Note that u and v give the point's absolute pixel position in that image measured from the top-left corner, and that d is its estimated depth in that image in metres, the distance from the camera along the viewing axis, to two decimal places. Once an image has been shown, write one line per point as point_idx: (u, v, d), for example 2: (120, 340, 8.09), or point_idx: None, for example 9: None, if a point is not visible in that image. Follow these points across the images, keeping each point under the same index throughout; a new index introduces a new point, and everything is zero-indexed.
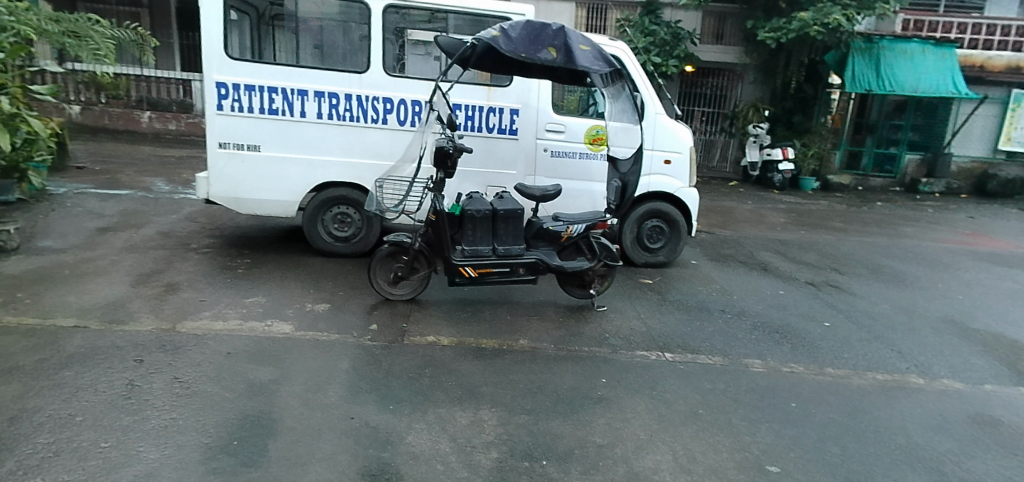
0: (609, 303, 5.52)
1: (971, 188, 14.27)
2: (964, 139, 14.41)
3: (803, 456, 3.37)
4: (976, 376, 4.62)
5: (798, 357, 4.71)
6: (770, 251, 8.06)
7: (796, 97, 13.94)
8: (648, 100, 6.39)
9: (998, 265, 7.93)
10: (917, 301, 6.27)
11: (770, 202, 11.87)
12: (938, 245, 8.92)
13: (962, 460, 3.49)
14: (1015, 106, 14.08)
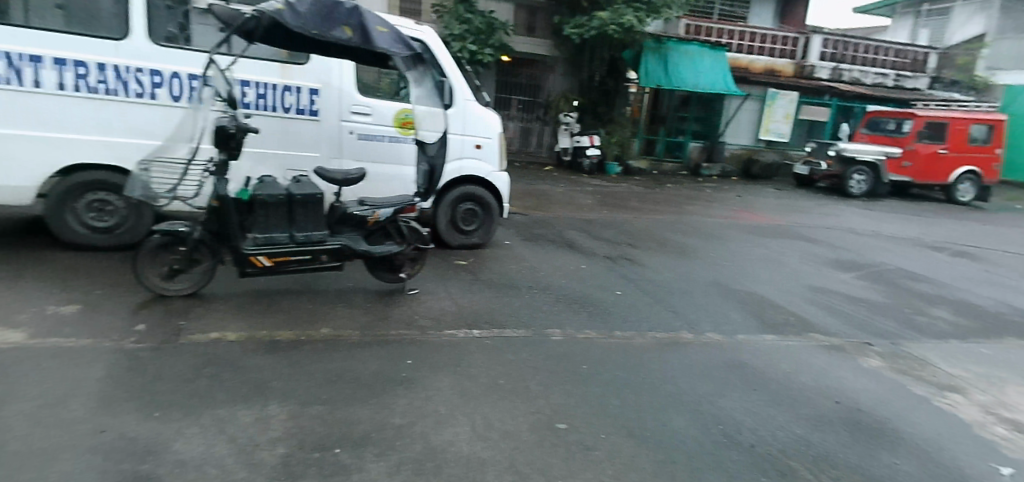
0: (421, 285, 5.50)
1: (741, 171, 16.40)
2: (735, 129, 16.81)
3: (589, 412, 3.64)
4: (732, 328, 5.34)
5: (593, 323, 5.08)
6: (576, 229, 8.57)
7: (599, 89, 14.96)
8: (457, 87, 6.40)
9: (761, 236, 9.18)
10: (696, 269, 7.06)
11: (579, 185, 12.58)
12: (713, 220, 10.10)
13: (717, 399, 4.04)
14: (771, 102, 16.62)
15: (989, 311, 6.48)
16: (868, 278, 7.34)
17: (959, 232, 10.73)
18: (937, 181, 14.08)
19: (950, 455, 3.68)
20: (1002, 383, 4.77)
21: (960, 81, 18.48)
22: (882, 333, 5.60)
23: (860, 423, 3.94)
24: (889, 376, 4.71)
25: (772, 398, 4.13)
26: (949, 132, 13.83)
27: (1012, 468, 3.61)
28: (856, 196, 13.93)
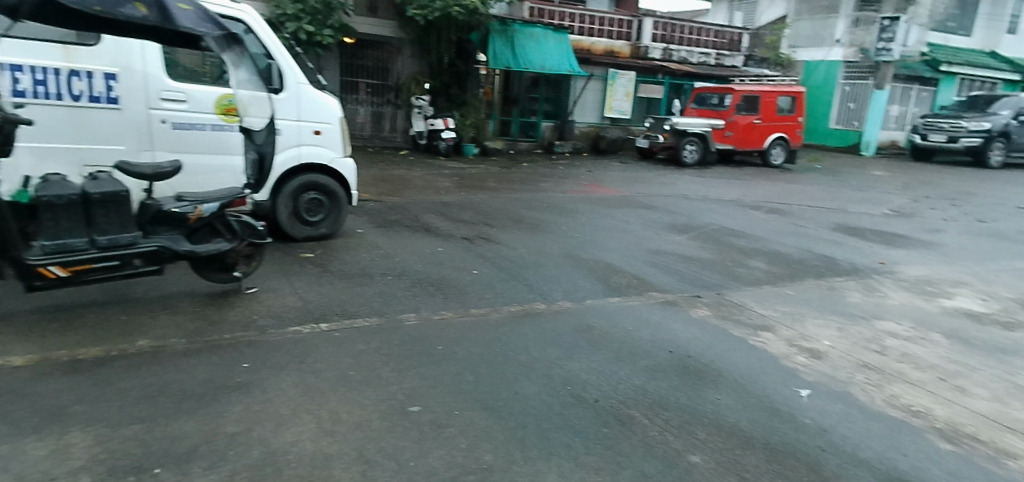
0: (260, 283, 5.15)
1: (590, 147, 17.17)
2: (582, 108, 17.52)
3: (442, 392, 3.62)
4: (583, 295, 5.56)
5: (449, 304, 5.06)
6: (431, 212, 8.47)
7: (450, 71, 14.97)
8: (289, 69, 6.00)
9: (609, 207, 9.62)
10: (549, 243, 7.25)
11: (436, 168, 12.40)
12: (565, 195, 10.42)
13: (564, 362, 4.19)
14: (612, 82, 17.53)
15: (796, 258, 7.30)
16: (699, 239, 7.97)
17: (774, 192, 11.95)
18: (754, 147, 15.58)
19: (762, 386, 4.11)
20: (803, 318, 5.42)
21: (768, 58, 20.58)
22: (709, 286, 6.13)
23: (688, 367, 4.28)
24: (713, 323, 5.16)
25: (613, 355, 4.37)
26: (761, 104, 15.37)
27: (810, 390, 4.11)
28: (689, 164, 15.12)
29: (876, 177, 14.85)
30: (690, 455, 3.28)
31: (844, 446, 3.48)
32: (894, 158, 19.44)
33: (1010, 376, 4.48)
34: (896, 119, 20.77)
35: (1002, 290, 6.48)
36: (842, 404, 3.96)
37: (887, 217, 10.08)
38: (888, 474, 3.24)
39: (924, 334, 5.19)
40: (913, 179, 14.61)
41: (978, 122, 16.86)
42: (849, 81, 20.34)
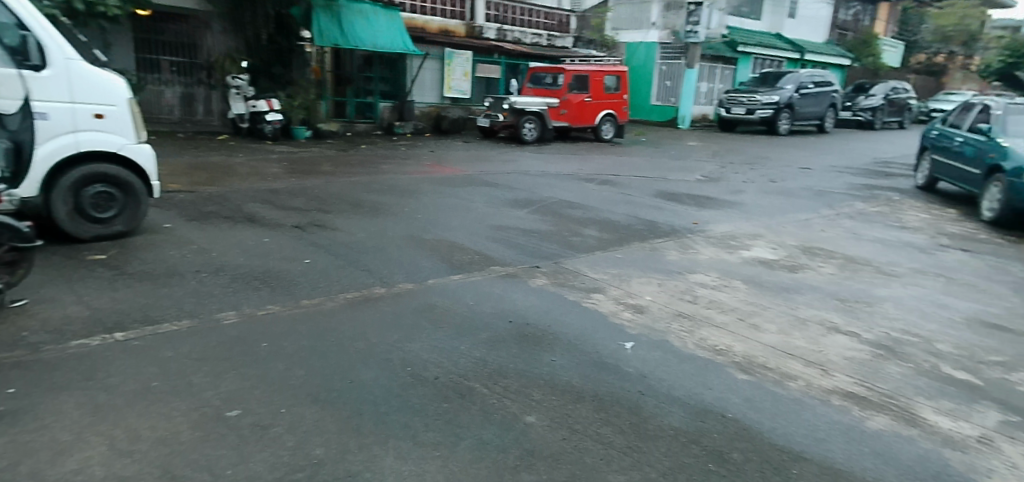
0: (35, 293, 4.45)
1: (432, 128, 16.69)
2: (420, 89, 17.23)
3: (266, 391, 3.37)
4: (424, 275, 5.45)
5: (276, 297, 4.71)
6: (256, 201, 7.84)
7: (270, 49, 14.10)
8: (51, 43, 5.10)
9: (452, 186, 9.51)
10: (389, 226, 7.01)
11: (262, 154, 11.53)
12: (406, 176, 10.14)
13: (403, 345, 4.09)
14: (450, 61, 17.38)
15: (625, 224, 7.73)
16: (537, 212, 8.15)
17: (604, 165, 12.57)
18: (586, 124, 16.16)
19: (592, 343, 4.31)
20: (629, 278, 5.76)
21: (595, 40, 21.67)
22: (546, 256, 6.30)
23: (526, 335, 4.37)
24: (551, 291, 5.31)
25: (453, 332, 4.35)
26: (591, 83, 15.96)
27: (633, 342, 4.38)
28: (529, 141, 15.40)
29: (689, 146, 16.20)
30: (526, 417, 3.35)
31: (661, 387, 3.75)
32: (705, 130, 21.15)
33: (792, 310, 5.11)
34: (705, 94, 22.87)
35: (788, 239, 7.36)
36: (661, 351, 4.27)
37: (699, 182, 11.02)
38: (698, 407, 3.55)
39: (728, 282, 5.76)
40: (720, 148, 16.15)
41: (770, 95, 19.03)
42: (666, 61, 21.83)
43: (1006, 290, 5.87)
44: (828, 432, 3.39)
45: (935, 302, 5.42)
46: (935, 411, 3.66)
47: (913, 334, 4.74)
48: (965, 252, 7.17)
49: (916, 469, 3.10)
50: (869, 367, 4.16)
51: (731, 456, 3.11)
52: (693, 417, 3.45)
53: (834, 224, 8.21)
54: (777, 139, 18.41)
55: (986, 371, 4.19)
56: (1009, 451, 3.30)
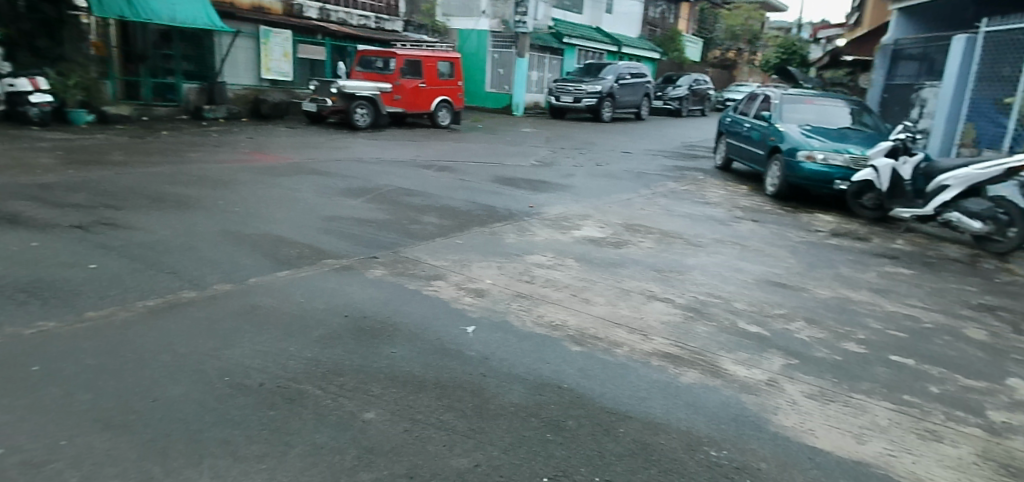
0: None
1: (249, 113, 15.38)
2: (233, 69, 15.88)
3: (39, 423, 2.84)
4: (242, 274, 4.98)
5: (50, 311, 4.03)
6: (26, 198, 6.72)
7: (33, 18, 12.35)
8: None
9: (271, 175, 8.84)
10: (198, 221, 6.35)
11: (33, 142, 9.96)
12: (222, 166, 9.28)
13: (222, 352, 3.69)
14: (265, 40, 16.28)
15: (462, 210, 7.66)
16: (372, 201, 7.82)
17: (440, 151, 12.44)
18: (422, 110, 15.87)
19: (433, 331, 4.17)
20: (469, 263, 5.70)
21: (426, 25, 21.19)
22: (384, 246, 6.05)
23: (363, 328, 4.14)
24: (389, 281, 5.08)
25: (281, 332, 4.00)
26: (423, 68, 15.63)
27: (474, 325, 4.32)
28: (362, 128, 14.82)
29: (523, 133, 16.55)
30: (364, 413, 3.15)
31: (502, 368, 3.72)
32: (538, 117, 21.73)
33: (618, 283, 5.36)
34: (538, 83, 23.29)
35: (614, 218, 7.74)
36: (501, 332, 4.25)
37: (533, 167, 11.28)
38: (535, 383, 3.57)
39: (562, 261, 5.91)
40: (552, 134, 16.70)
41: (594, 85, 19.99)
42: (498, 49, 22.08)
43: (786, 253, 6.63)
44: (651, 391, 3.57)
45: (733, 267, 5.98)
46: (734, 362, 4.00)
47: (716, 296, 5.18)
48: (755, 222, 8.02)
49: (721, 415, 3.36)
50: (682, 329, 4.47)
51: (567, 424, 3.16)
52: (532, 392, 3.46)
53: (652, 202, 8.79)
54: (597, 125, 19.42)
55: (773, 323, 4.69)
56: (791, 390, 3.70)
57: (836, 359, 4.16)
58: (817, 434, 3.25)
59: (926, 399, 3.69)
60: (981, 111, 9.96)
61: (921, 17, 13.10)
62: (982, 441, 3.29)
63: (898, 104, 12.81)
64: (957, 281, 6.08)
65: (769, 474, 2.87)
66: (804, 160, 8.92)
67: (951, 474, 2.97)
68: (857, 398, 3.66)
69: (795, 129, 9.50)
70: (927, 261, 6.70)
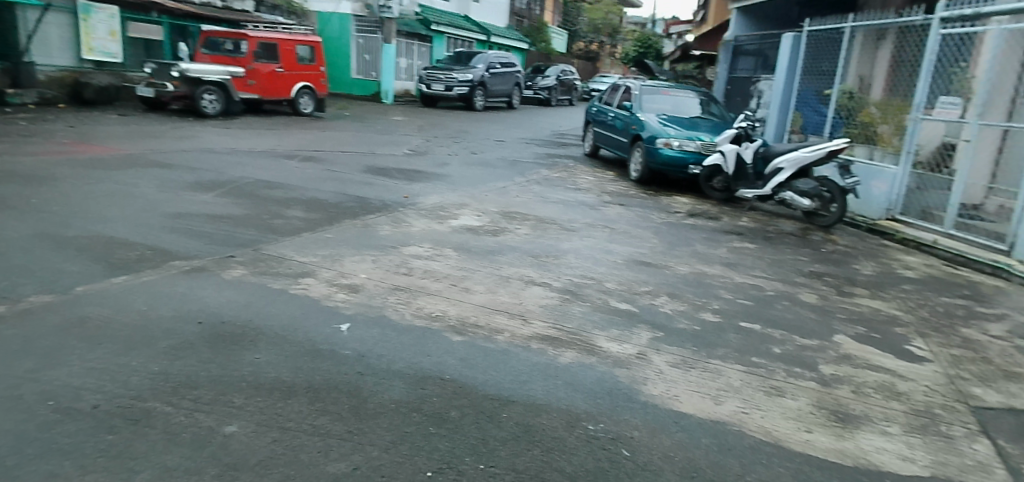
0: None
1: (69, 97, 14.06)
2: (43, 47, 14.08)
3: None
4: (65, 282, 4.37)
5: None
6: None
7: None
8: None
9: (99, 169, 7.88)
10: (7, 223, 5.50)
11: None
12: (38, 159, 8.17)
13: (44, 373, 3.17)
14: (85, 16, 14.44)
15: (330, 202, 7.25)
16: (227, 195, 7.19)
17: (303, 140, 11.80)
18: (280, 97, 15.04)
19: (303, 332, 3.85)
20: (341, 257, 5.35)
21: (281, 7, 20.40)
22: (242, 243, 5.56)
23: (222, 334, 3.74)
24: (251, 282, 4.66)
25: (120, 346, 3.51)
26: (280, 52, 14.76)
27: (349, 323, 4.04)
28: (212, 116, 13.74)
29: (395, 121, 16.10)
30: (225, 427, 2.81)
31: (379, 364, 3.49)
32: (409, 105, 21.24)
33: (497, 270, 5.27)
34: (406, 70, 22.75)
35: (490, 206, 7.66)
36: (378, 328, 4.00)
37: (406, 156, 10.97)
38: (416, 376, 3.37)
39: (440, 251, 5.72)
40: (424, 122, 16.37)
41: (464, 73, 19.75)
42: (362, 34, 21.29)
43: (651, 234, 6.86)
44: (532, 374, 3.49)
45: (603, 250, 6.09)
46: (607, 339, 4.03)
47: (589, 277, 5.23)
48: (622, 206, 8.26)
49: (597, 390, 3.35)
50: (558, 311, 4.46)
51: (449, 415, 3.00)
52: (412, 386, 3.26)
53: (527, 190, 8.80)
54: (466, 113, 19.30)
55: (640, 299, 4.81)
56: (658, 361, 3.77)
57: (694, 328, 4.32)
58: (681, 399, 3.34)
59: (771, 360, 3.93)
60: (807, 101, 9.78)
61: (756, 17, 13.67)
62: (818, 394, 3.56)
63: (739, 96, 13.08)
64: (794, 252, 6.58)
65: (641, 442, 2.91)
66: (662, 146, 9.33)
67: (793, 426, 3.20)
68: (715, 363, 3.81)
69: (653, 118, 9.90)
70: (767, 236, 7.20)
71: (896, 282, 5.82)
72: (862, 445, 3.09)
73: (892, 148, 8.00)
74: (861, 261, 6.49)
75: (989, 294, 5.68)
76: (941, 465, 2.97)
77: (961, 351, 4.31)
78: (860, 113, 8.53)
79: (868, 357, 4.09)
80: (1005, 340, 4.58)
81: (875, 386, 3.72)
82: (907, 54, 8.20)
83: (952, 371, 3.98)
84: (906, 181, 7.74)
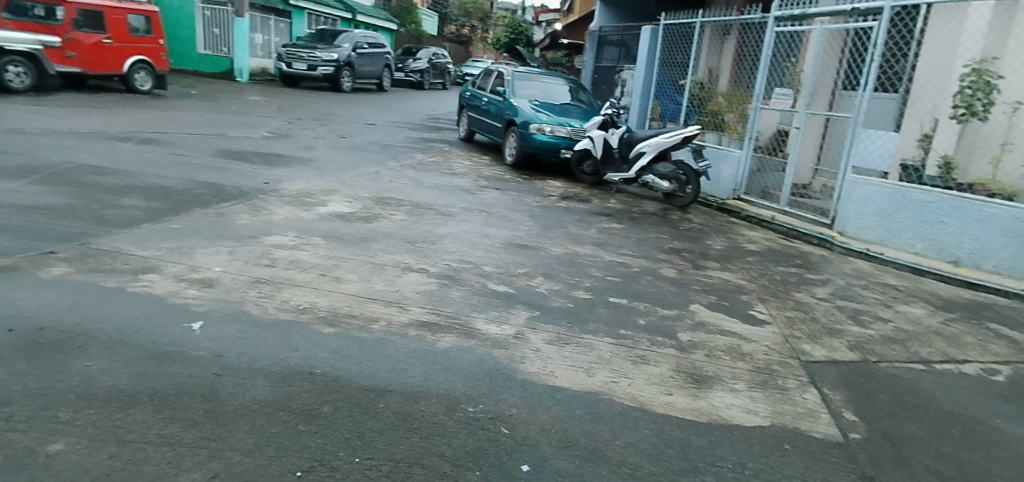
0: None
1: None
2: None
3: None
4: None
5: None
6: None
7: None
8: None
9: None
10: None
11: None
12: None
13: None
14: None
15: (177, 191, 6.72)
16: (49, 183, 6.47)
17: (141, 121, 10.84)
18: (110, 72, 13.73)
19: (146, 333, 3.52)
20: (191, 250, 4.97)
21: None
22: (64, 239, 5.00)
23: (41, 343, 3.30)
24: (77, 280, 4.18)
25: None
26: (107, 21, 13.39)
27: (201, 321, 3.74)
28: (18, 90, 12.29)
29: (252, 102, 15.18)
30: (49, 446, 2.52)
31: (238, 363, 3.28)
32: (268, 84, 20.06)
33: (371, 258, 5.16)
34: (262, 47, 21.53)
35: (362, 191, 7.49)
36: (236, 324, 3.74)
37: (266, 139, 10.41)
38: (282, 374, 3.22)
39: (307, 240, 5.49)
40: (286, 103, 15.56)
41: (329, 53, 18.89)
42: (208, 6, 19.92)
43: (526, 217, 7.02)
44: (409, 361, 3.47)
45: (479, 234, 6.16)
46: (486, 321, 4.10)
47: (467, 261, 5.29)
48: (497, 190, 8.36)
49: (475, 372, 3.41)
50: (436, 296, 4.46)
51: (322, 411, 2.92)
52: (277, 384, 3.11)
53: (401, 175, 8.66)
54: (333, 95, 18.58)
55: (517, 281, 4.93)
56: (534, 339, 3.90)
57: (567, 306, 4.51)
58: (557, 374, 3.49)
59: (636, 331, 4.19)
60: (664, 90, 10.43)
61: (620, 7, 14.30)
62: (677, 359, 3.85)
63: (604, 84, 13.61)
64: (655, 231, 7.00)
65: (518, 419, 3.00)
66: (536, 132, 9.54)
67: (655, 390, 3.45)
68: (587, 338, 4.00)
69: (526, 104, 10.08)
70: (633, 216, 7.60)
71: (742, 255, 6.37)
72: (714, 402, 3.39)
73: (737, 134, 8.78)
74: (713, 237, 7.03)
75: (817, 262, 6.37)
76: (779, 415, 3.33)
77: (795, 313, 4.83)
78: (709, 102, 9.17)
79: (719, 323, 4.47)
80: (829, 302, 5.18)
81: (724, 348, 4.08)
82: (750, 48, 8.94)
83: (787, 331, 4.46)
84: (748, 165, 8.42)
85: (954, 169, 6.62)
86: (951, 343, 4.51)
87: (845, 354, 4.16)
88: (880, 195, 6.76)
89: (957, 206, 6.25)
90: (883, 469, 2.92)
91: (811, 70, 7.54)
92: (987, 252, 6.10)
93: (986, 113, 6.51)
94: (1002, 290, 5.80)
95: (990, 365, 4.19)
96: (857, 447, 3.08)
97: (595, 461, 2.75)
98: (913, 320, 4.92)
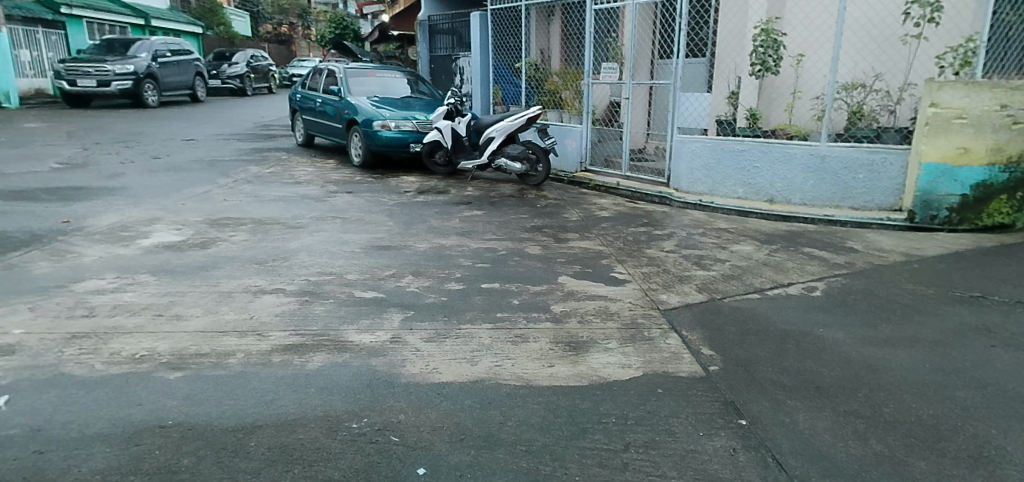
0: None
1: None
2: None
3: None
4: None
5: None
6: None
7: None
8: None
9: None
10: None
11: None
12: None
13: None
14: None
15: None
16: None
17: None
18: None
19: None
20: None
21: None
22: None
23: None
24: None
25: None
26: None
27: (8, 395, 3.25)
28: None
29: (31, 129, 13.23)
30: None
31: (66, 433, 2.93)
32: (43, 107, 17.42)
33: (214, 287, 4.81)
34: (31, 64, 18.58)
35: (191, 216, 6.97)
36: (53, 390, 3.30)
37: (58, 171, 9.18)
38: (124, 435, 2.93)
39: (131, 280, 4.96)
40: (75, 127, 13.77)
41: (122, 65, 16.91)
42: None
43: (384, 218, 6.92)
44: (278, 390, 3.34)
45: (336, 242, 6.02)
46: (357, 332, 4.04)
47: (327, 273, 5.15)
48: (348, 194, 8.16)
49: (355, 386, 3.37)
50: (297, 316, 4.29)
51: (182, 465, 2.72)
52: (120, 447, 2.83)
53: (234, 191, 8.21)
54: (143, 113, 16.92)
55: (386, 284, 4.90)
56: (412, 340, 3.92)
57: (441, 300, 4.57)
58: (441, 370, 3.54)
59: (512, 311, 4.35)
60: (501, 74, 10.68)
61: None
62: (553, 331, 4.05)
63: (443, 73, 13.64)
64: (514, 213, 7.20)
65: (408, 424, 3.02)
66: (380, 128, 9.42)
67: (538, 364, 3.62)
68: (468, 328, 4.09)
69: (364, 101, 9.90)
70: (491, 201, 7.76)
71: (596, 222, 6.75)
72: (592, 365, 3.62)
73: (575, 110, 9.25)
74: (568, 210, 7.36)
75: (661, 218, 6.90)
76: (649, 363, 3.61)
77: (649, 268, 5.23)
78: (546, 82, 9.55)
79: (586, 289, 4.75)
80: (676, 252, 5.66)
81: (594, 312, 4.35)
82: (574, 27, 9.40)
83: (644, 285, 4.83)
84: (590, 136, 8.92)
85: (758, 119, 7.36)
86: (778, 270, 5.12)
87: (695, 296, 4.59)
88: (703, 150, 7.43)
89: (765, 151, 7.05)
90: (741, 392, 3.29)
91: (631, 43, 8.09)
92: (794, 188, 6.94)
93: (777, 66, 7.25)
94: (811, 219, 6.64)
95: (810, 283, 4.82)
96: (716, 377, 3.44)
97: (491, 447, 2.85)
98: (745, 256, 5.52)
